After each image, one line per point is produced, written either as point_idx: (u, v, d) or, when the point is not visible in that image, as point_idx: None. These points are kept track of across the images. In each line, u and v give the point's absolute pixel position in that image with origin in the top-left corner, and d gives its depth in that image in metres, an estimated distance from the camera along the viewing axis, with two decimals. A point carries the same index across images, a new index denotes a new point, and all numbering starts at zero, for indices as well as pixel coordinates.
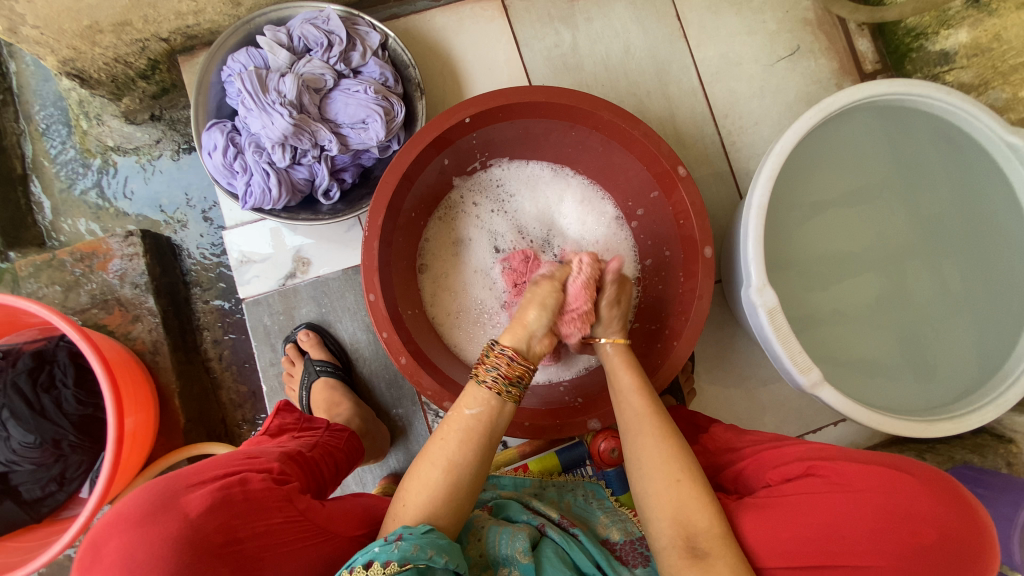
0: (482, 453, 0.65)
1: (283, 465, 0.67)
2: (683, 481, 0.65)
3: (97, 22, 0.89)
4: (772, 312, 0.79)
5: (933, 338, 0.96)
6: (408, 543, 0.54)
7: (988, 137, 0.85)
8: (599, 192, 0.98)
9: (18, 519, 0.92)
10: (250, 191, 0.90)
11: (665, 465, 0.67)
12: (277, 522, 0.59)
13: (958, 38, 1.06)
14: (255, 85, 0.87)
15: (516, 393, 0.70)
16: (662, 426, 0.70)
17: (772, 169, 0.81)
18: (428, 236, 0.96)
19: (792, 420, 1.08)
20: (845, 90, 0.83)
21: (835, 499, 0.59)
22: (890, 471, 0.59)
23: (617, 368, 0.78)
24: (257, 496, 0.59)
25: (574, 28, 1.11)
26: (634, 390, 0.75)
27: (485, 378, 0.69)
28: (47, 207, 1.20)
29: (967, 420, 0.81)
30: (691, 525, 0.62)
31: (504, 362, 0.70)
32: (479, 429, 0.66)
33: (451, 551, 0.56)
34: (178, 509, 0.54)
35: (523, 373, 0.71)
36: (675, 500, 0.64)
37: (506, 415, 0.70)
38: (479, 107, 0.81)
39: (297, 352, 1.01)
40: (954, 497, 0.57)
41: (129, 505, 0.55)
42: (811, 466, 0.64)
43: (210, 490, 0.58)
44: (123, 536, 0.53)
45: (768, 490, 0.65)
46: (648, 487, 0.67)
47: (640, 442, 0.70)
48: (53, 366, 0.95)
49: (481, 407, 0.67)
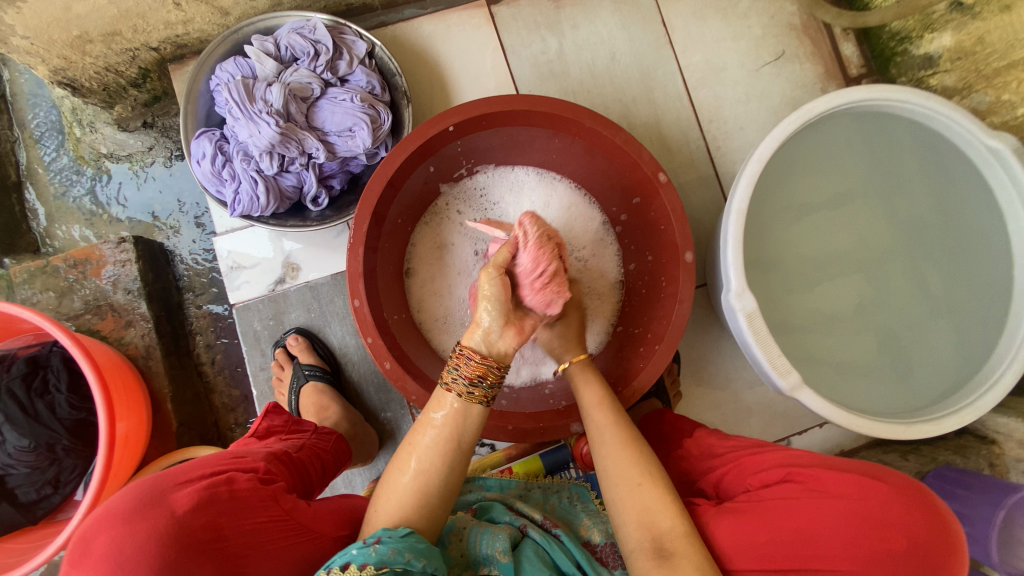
0: (454, 459, 0.67)
1: (269, 465, 0.68)
2: (643, 485, 0.66)
3: (87, 32, 0.91)
4: (752, 317, 0.80)
5: (917, 340, 0.97)
6: (385, 547, 0.55)
7: (968, 140, 0.85)
8: (584, 198, 0.99)
9: (14, 521, 0.93)
10: (238, 198, 0.91)
11: (630, 470, 0.68)
12: (262, 521, 0.60)
13: (941, 42, 1.05)
14: (242, 94, 0.88)
15: (478, 394, 0.68)
16: (622, 434, 0.72)
17: (752, 175, 0.82)
18: (415, 241, 0.98)
19: (777, 422, 1.09)
20: (825, 96, 0.84)
21: (811, 504, 0.61)
22: (865, 479, 0.60)
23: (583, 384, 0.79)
24: (243, 494, 0.60)
25: (561, 35, 1.12)
26: (596, 403, 0.76)
27: (448, 382, 0.69)
28: (41, 214, 1.21)
29: (945, 422, 0.83)
30: (654, 528, 0.63)
31: (464, 363, 0.69)
32: (445, 436, 0.67)
33: (428, 555, 0.57)
34: (165, 505, 0.56)
35: (485, 372, 0.68)
36: (642, 504, 0.65)
37: (476, 417, 0.69)
38: (462, 115, 0.83)
39: (287, 357, 1.02)
40: (926, 506, 0.58)
41: (116, 502, 0.56)
42: (790, 472, 0.65)
43: (198, 488, 0.59)
44: (111, 533, 0.53)
45: (747, 494, 0.67)
46: (613, 490, 0.68)
47: (606, 451, 0.71)
48: (47, 371, 0.96)
49: (446, 411, 0.68)
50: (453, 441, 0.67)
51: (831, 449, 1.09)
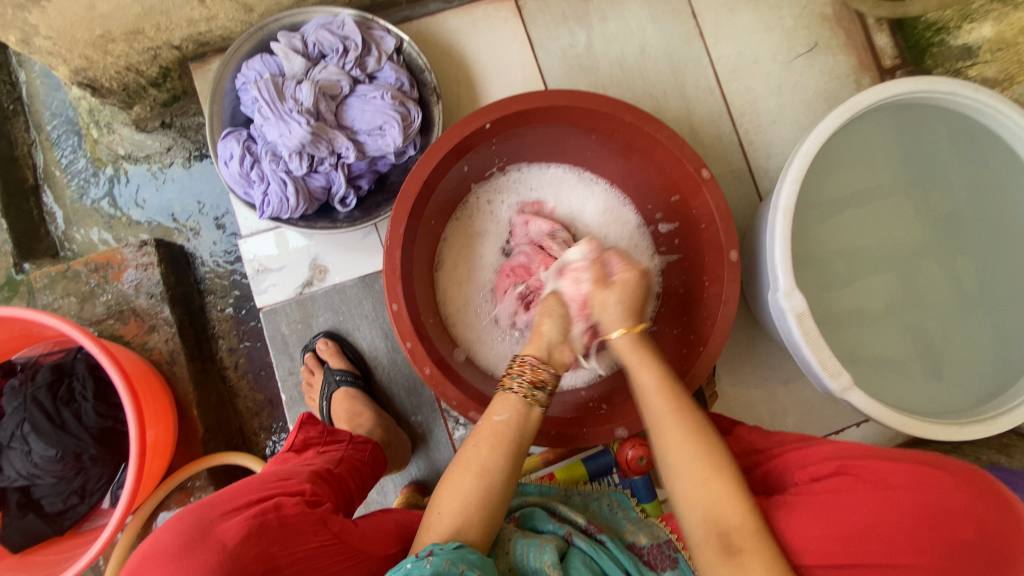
0: (514, 458, 0.66)
1: (315, 486, 0.66)
2: (712, 480, 0.64)
3: (109, 31, 0.88)
4: (801, 317, 0.78)
5: (959, 337, 0.95)
6: (439, 558, 0.54)
7: (1016, 134, 0.83)
8: (620, 199, 0.97)
9: (43, 532, 0.93)
10: (267, 200, 0.89)
11: (696, 465, 0.65)
12: (313, 547, 0.57)
13: (981, 33, 1.04)
14: (271, 93, 0.86)
15: (540, 397, 0.70)
16: (689, 426, 0.68)
17: (800, 170, 0.79)
18: (448, 234, 0.95)
19: (814, 420, 1.07)
20: (871, 88, 0.81)
21: (866, 497, 0.57)
22: (922, 467, 0.58)
23: (636, 364, 0.74)
24: (292, 521, 0.58)
25: (589, 28, 1.10)
26: (652, 390, 0.71)
27: (508, 386, 0.70)
28: (59, 217, 1.19)
29: (999, 422, 0.80)
30: (722, 522, 0.61)
31: (528, 369, 0.71)
32: (510, 435, 0.67)
33: (483, 565, 0.56)
34: (214, 539, 0.54)
35: (543, 378, 0.71)
36: (707, 498, 0.63)
37: (533, 425, 0.70)
38: (499, 112, 0.80)
39: (316, 361, 1.00)
40: (991, 493, 0.55)
41: (164, 538, 0.54)
42: (841, 465, 0.62)
43: (246, 517, 0.57)
44: (162, 571, 0.52)
45: (797, 490, 0.64)
46: (679, 482, 0.66)
47: (679, 442, 0.67)
48: (73, 379, 0.94)
49: (510, 412, 0.68)
50: (517, 443, 0.67)
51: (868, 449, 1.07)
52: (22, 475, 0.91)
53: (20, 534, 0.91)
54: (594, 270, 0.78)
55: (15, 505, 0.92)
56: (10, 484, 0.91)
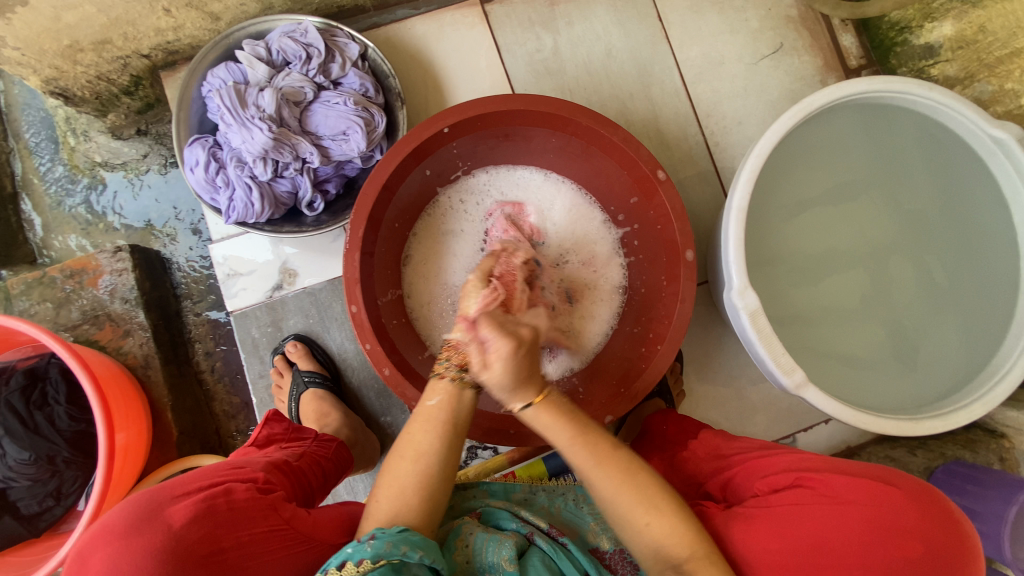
0: (451, 438, 0.66)
1: (269, 475, 0.67)
2: (653, 524, 0.62)
3: (77, 41, 0.90)
4: (754, 315, 0.78)
5: (923, 335, 0.95)
6: (380, 541, 0.55)
7: (973, 131, 0.84)
8: (587, 198, 0.98)
9: (16, 532, 0.94)
10: (233, 205, 0.90)
11: (634, 510, 0.63)
12: (261, 530, 0.59)
13: (942, 31, 1.05)
14: (233, 100, 0.87)
15: (470, 379, 0.67)
16: (618, 471, 0.64)
17: (753, 170, 0.80)
18: (418, 228, 0.97)
19: (783, 419, 1.08)
20: (825, 89, 0.82)
21: (821, 510, 0.60)
22: (875, 482, 0.60)
23: (544, 424, 0.66)
24: (241, 505, 0.60)
25: (555, 33, 1.11)
26: (568, 443, 0.65)
27: (439, 369, 0.68)
28: (38, 224, 1.21)
29: (956, 417, 0.81)
30: (671, 557, 0.61)
31: (455, 352, 0.68)
32: (443, 419, 0.66)
33: (426, 547, 0.56)
34: (162, 520, 0.55)
35: (473, 358, 0.68)
36: (652, 539, 0.62)
37: (468, 404, 0.68)
38: (457, 116, 0.82)
39: (285, 363, 1.01)
40: (940, 511, 0.57)
41: (114, 518, 0.56)
42: (800, 478, 0.65)
43: (194, 501, 0.58)
44: (108, 549, 0.53)
45: (755, 500, 0.66)
46: (625, 526, 0.64)
47: (609, 487, 0.64)
48: (46, 383, 0.96)
49: (440, 397, 0.67)
50: (449, 424, 0.66)
51: (838, 446, 1.08)
52: None
53: None
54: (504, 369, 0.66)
55: None
56: None
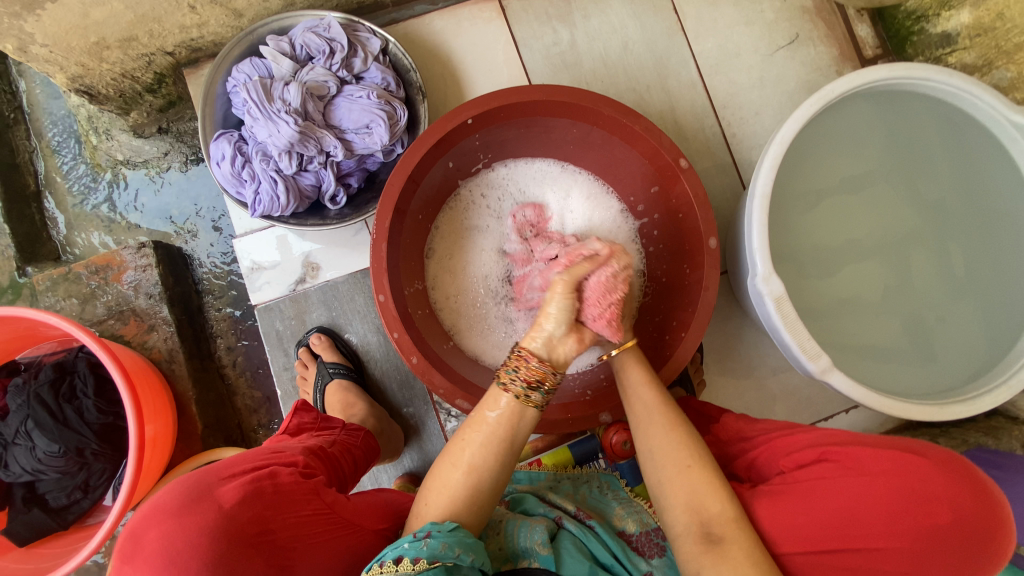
0: (505, 457, 0.66)
1: (307, 459, 0.69)
2: (694, 468, 0.66)
3: (104, 38, 0.91)
4: (779, 301, 0.79)
5: (945, 321, 0.95)
6: (436, 540, 0.55)
7: (993, 117, 0.85)
8: (605, 189, 0.99)
9: (48, 526, 0.95)
10: (259, 199, 0.91)
11: (677, 455, 0.68)
12: (307, 514, 0.60)
13: (959, 19, 1.04)
14: (260, 95, 0.88)
15: (535, 398, 0.67)
16: (671, 417, 0.71)
17: (776, 157, 0.80)
18: (440, 223, 0.98)
19: (803, 408, 1.08)
20: (846, 76, 0.82)
21: (847, 483, 0.60)
22: (902, 453, 0.60)
23: (627, 365, 0.79)
24: (287, 488, 0.61)
25: (572, 26, 1.12)
26: (642, 383, 0.76)
27: (505, 381, 0.68)
28: (61, 222, 1.22)
29: (979, 402, 0.81)
30: (702, 512, 0.63)
31: (525, 366, 0.68)
32: (500, 435, 0.66)
33: (477, 550, 0.58)
34: (213, 500, 0.56)
35: (543, 377, 0.68)
36: (687, 486, 0.65)
37: (529, 420, 0.68)
38: (481, 108, 0.82)
39: (310, 356, 1.03)
40: (967, 477, 0.57)
41: (164, 498, 0.56)
42: (824, 452, 0.64)
43: (242, 482, 0.59)
44: (161, 527, 0.54)
45: (781, 477, 0.66)
46: (660, 472, 0.68)
47: (663, 430, 0.70)
48: (74, 377, 0.97)
49: (501, 411, 0.67)
50: (507, 440, 0.66)
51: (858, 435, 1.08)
52: (26, 469, 0.94)
53: (26, 528, 0.93)
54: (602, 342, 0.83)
55: (21, 500, 0.94)
56: (16, 480, 0.94)
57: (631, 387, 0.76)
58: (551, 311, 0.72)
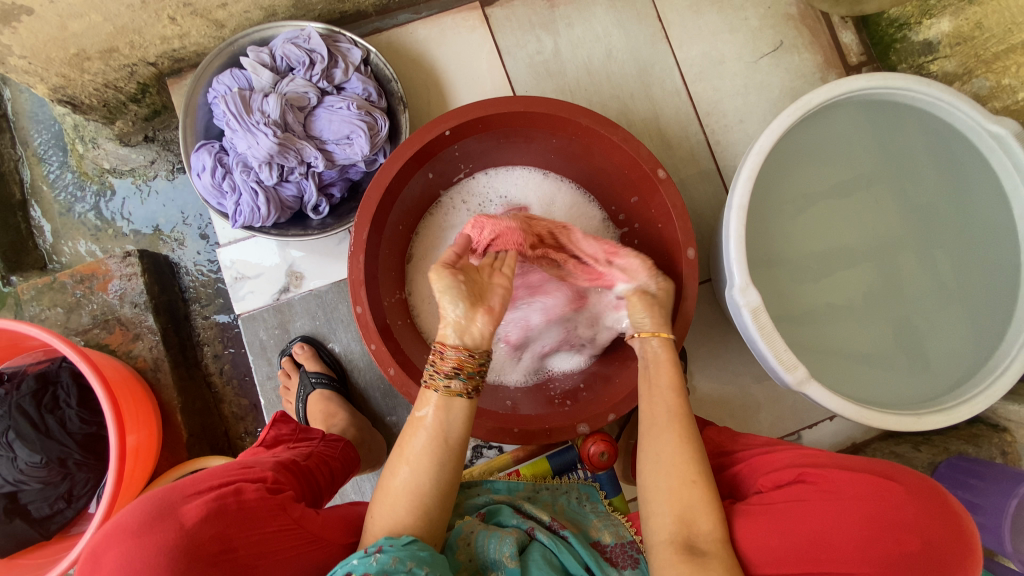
0: (442, 456, 0.65)
1: (277, 475, 0.69)
2: (698, 483, 0.66)
3: (84, 49, 0.92)
4: (756, 312, 0.79)
5: (925, 329, 0.95)
6: (385, 556, 0.56)
7: (972, 127, 0.84)
8: (587, 198, 0.99)
9: (29, 536, 0.95)
10: (239, 210, 0.92)
11: (679, 467, 0.67)
12: (271, 530, 0.61)
13: (940, 28, 1.05)
14: (238, 106, 0.88)
15: (455, 385, 0.66)
16: (685, 428, 0.70)
17: (753, 168, 0.81)
18: (421, 229, 0.98)
19: (786, 416, 1.09)
20: (824, 86, 0.82)
21: (820, 506, 0.60)
22: (876, 478, 0.60)
23: (658, 365, 0.77)
24: (252, 505, 0.61)
25: (556, 34, 1.12)
26: (669, 390, 0.74)
27: (428, 379, 0.68)
28: (47, 230, 1.22)
29: (958, 411, 0.81)
30: (694, 530, 0.63)
31: (438, 359, 0.68)
32: (434, 434, 0.65)
33: (432, 562, 0.58)
34: (174, 518, 0.57)
35: (461, 364, 0.67)
36: (682, 502, 0.65)
37: (461, 412, 0.67)
38: (458, 119, 0.82)
39: (293, 365, 1.03)
40: (940, 506, 0.57)
41: (126, 516, 0.57)
42: (801, 473, 0.65)
43: (206, 500, 0.59)
44: (122, 546, 0.55)
45: (759, 497, 0.67)
46: (660, 477, 0.68)
47: (667, 438, 0.70)
48: (57, 387, 0.98)
49: (433, 408, 0.66)
50: (440, 438, 0.65)
51: (841, 442, 1.09)
52: (8, 480, 0.94)
53: (7, 539, 0.93)
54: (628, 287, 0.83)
55: (3, 510, 0.94)
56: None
57: (654, 390, 0.74)
58: (443, 298, 0.70)
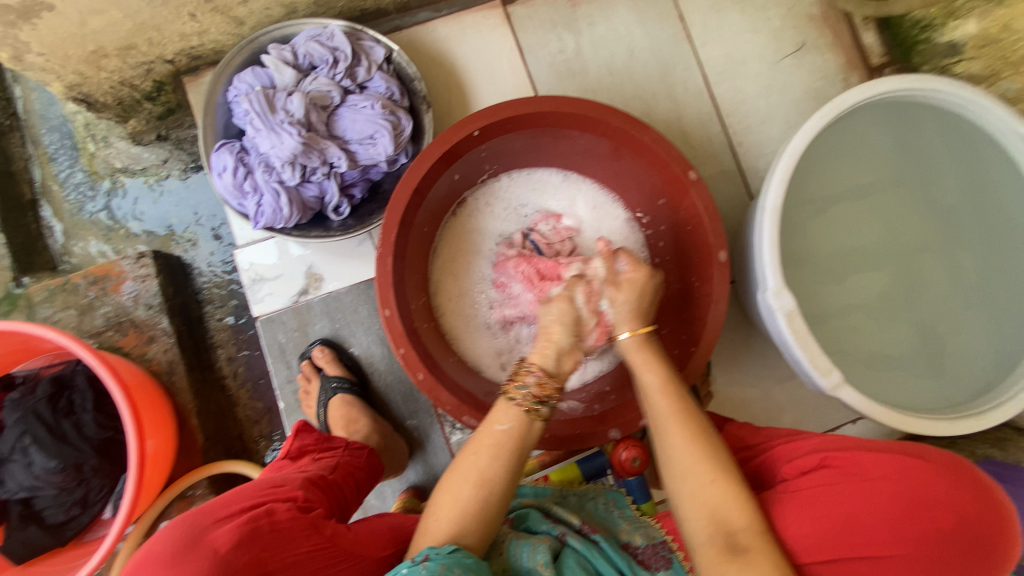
0: (513, 467, 0.66)
1: (307, 493, 0.68)
2: (719, 481, 0.64)
3: (102, 46, 0.90)
4: (790, 316, 0.78)
5: (952, 333, 0.95)
6: (435, 563, 0.55)
7: (1001, 130, 0.84)
8: (611, 198, 0.98)
9: (45, 544, 0.93)
10: (261, 210, 0.90)
11: (697, 469, 0.65)
12: (305, 551, 0.60)
13: (966, 29, 1.02)
14: (262, 105, 0.87)
15: (544, 412, 0.70)
16: (692, 426, 0.69)
17: (786, 169, 0.79)
18: (451, 223, 0.97)
19: (810, 419, 1.07)
20: (855, 87, 0.81)
21: (848, 490, 0.58)
22: (903, 458, 0.58)
23: (643, 365, 0.76)
24: (283, 526, 0.60)
25: (577, 33, 1.11)
26: (658, 390, 0.73)
27: (514, 395, 0.70)
28: (58, 231, 1.20)
29: (988, 417, 0.81)
30: (727, 523, 0.61)
31: (534, 381, 0.71)
32: (509, 445, 0.67)
33: (477, 569, 0.56)
34: (207, 545, 0.56)
35: (548, 391, 0.71)
36: (711, 501, 0.63)
37: (535, 434, 0.70)
38: (487, 119, 0.81)
39: (313, 369, 1.01)
40: (971, 481, 0.56)
41: (158, 545, 0.56)
42: (826, 458, 0.63)
43: (238, 524, 0.59)
44: None
45: (785, 485, 0.65)
46: (685, 482, 0.66)
47: (675, 439, 0.69)
48: (72, 391, 0.96)
49: (512, 423, 0.68)
50: (517, 450, 0.67)
51: None
52: (23, 486, 0.92)
53: (22, 546, 0.92)
54: (607, 263, 0.82)
55: (18, 517, 0.93)
56: (12, 496, 0.93)
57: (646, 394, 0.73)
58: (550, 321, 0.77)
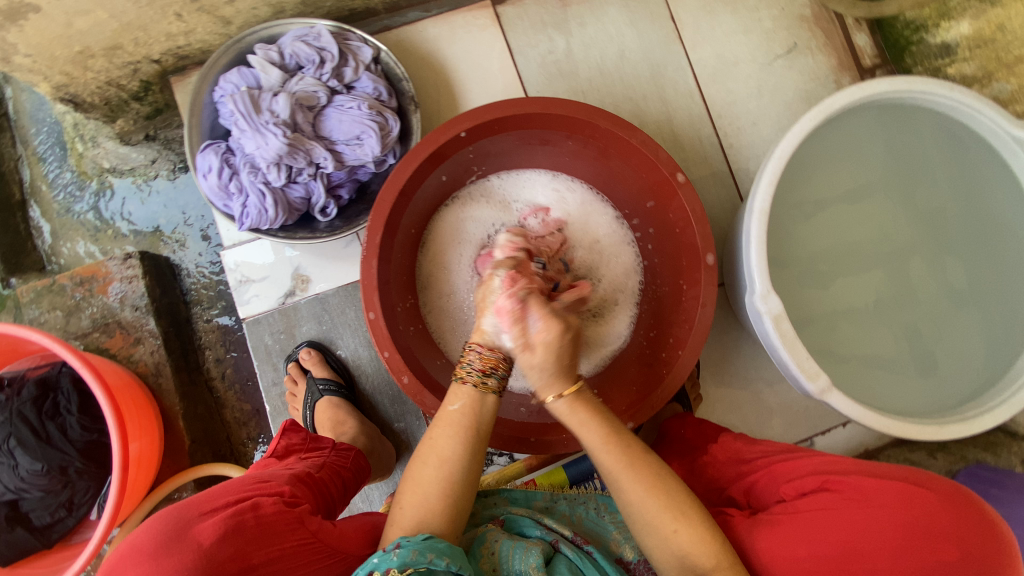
0: (473, 445, 0.66)
1: (294, 488, 0.67)
2: (680, 532, 0.61)
3: (88, 47, 0.89)
4: (778, 319, 0.77)
5: (942, 337, 0.94)
6: (406, 549, 0.54)
7: (994, 130, 0.83)
8: (600, 199, 0.97)
9: (31, 546, 0.93)
10: (246, 212, 0.89)
11: (660, 519, 0.62)
12: (291, 545, 0.59)
13: (959, 30, 1.04)
14: (247, 106, 0.86)
15: (492, 382, 0.68)
16: (646, 475, 0.64)
17: (774, 171, 0.79)
18: (442, 217, 0.95)
19: (800, 423, 1.07)
20: (845, 89, 0.80)
21: (848, 516, 0.59)
22: (906, 486, 0.59)
23: (579, 421, 0.68)
24: (269, 520, 0.59)
25: (568, 34, 1.10)
26: (601, 444, 0.66)
27: (462, 375, 0.69)
28: (46, 231, 1.20)
29: (981, 421, 0.79)
30: (697, 568, 0.61)
31: (477, 355, 0.69)
32: (466, 423, 0.66)
33: (452, 555, 0.56)
34: (191, 538, 0.55)
35: (496, 362, 0.69)
36: (676, 549, 0.61)
37: (490, 409, 0.69)
38: (474, 121, 0.80)
39: (299, 371, 1.01)
40: (975, 514, 0.56)
41: (140, 538, 0.55)
42: (826, 481, 0.64)
43: (223, 518, 0.58)
44: (138, 568, 0.52)
45: (782, 505, 0.66)
46: (649, 536, 0.63)
47: (630, 492, 0.64)
48: (57, 393, 0.95)
49: (463, 403, 0.68)
50: (472, 428, 0.66)
51: (855, 449, 1.07)
52: (8, 488, 0.92)
53: (9, 547, 0.91)
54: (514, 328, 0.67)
55: (5, 518, 0.92)
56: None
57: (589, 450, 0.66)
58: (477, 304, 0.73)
